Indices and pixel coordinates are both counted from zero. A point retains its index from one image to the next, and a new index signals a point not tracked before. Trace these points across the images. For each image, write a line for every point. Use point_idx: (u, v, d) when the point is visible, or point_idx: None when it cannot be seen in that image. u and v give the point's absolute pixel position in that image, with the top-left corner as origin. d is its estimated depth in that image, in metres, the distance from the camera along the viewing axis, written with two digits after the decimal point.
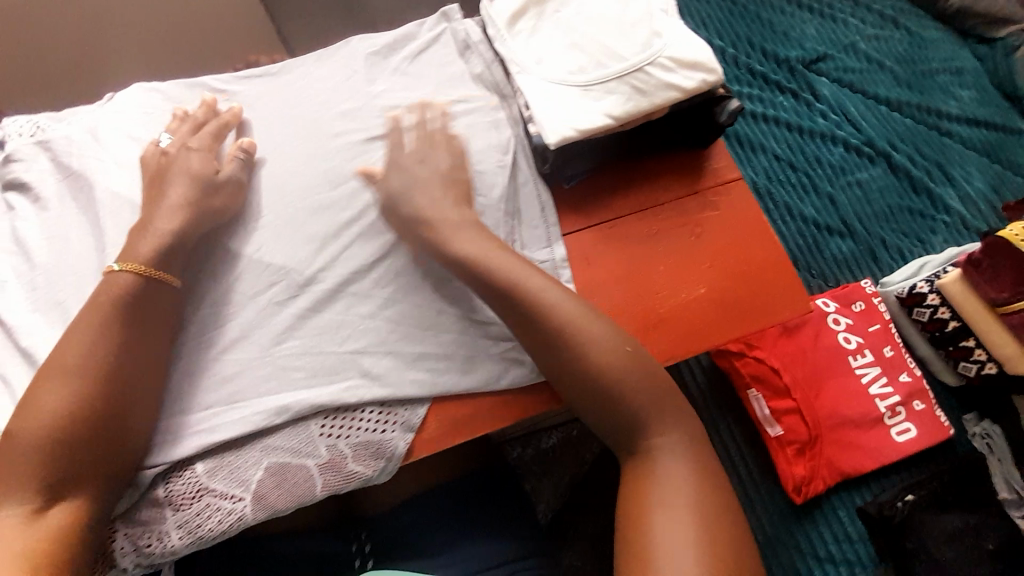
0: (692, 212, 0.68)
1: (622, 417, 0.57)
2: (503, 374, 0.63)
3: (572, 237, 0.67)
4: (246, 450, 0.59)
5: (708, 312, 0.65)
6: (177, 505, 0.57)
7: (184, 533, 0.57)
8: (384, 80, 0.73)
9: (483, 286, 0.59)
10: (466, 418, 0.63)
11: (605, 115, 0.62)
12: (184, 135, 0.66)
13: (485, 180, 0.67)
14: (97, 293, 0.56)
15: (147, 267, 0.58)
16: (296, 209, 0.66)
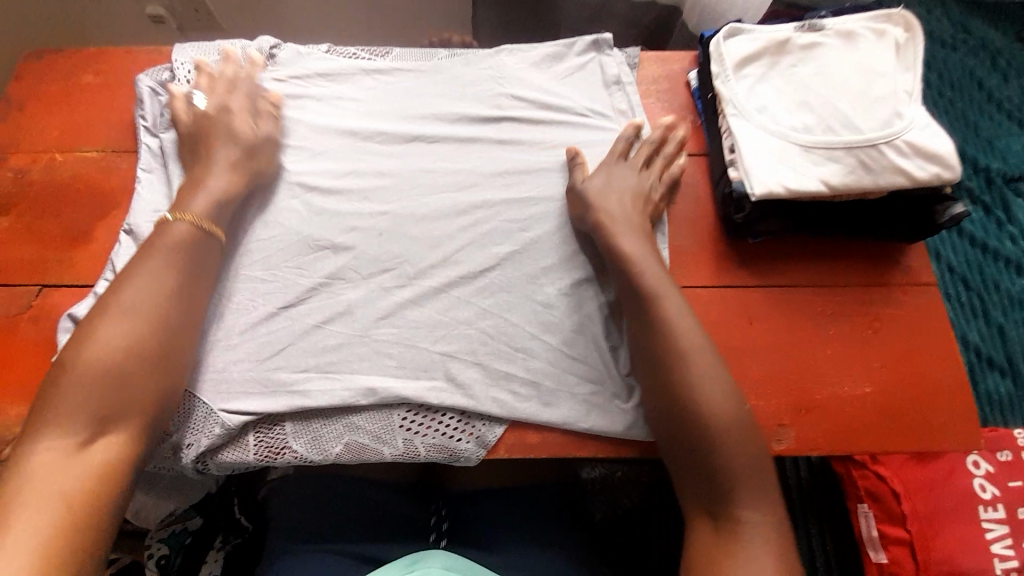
0: (874, 304, 0.65)
1: (720, 476, 0.53)
2: (582, 418, 0.59)
3: (744, 291, 0.65)
4: (332, 419, 0.58)
5: (868, 416, 0.61)
6: (259, 454, 0.57)
7: (261, 456, 0.57)
8: (526, 95, 0.73)
9: (641, 341, 0.58)
10: (546, 455, 0.59)
11: (820, 182, 0.60)
12: (218, 92, 0.68)
13: None
14: (148, 241, 0.58)
15: (198, 219, 0.60)
16: (421, 206, 0.67)
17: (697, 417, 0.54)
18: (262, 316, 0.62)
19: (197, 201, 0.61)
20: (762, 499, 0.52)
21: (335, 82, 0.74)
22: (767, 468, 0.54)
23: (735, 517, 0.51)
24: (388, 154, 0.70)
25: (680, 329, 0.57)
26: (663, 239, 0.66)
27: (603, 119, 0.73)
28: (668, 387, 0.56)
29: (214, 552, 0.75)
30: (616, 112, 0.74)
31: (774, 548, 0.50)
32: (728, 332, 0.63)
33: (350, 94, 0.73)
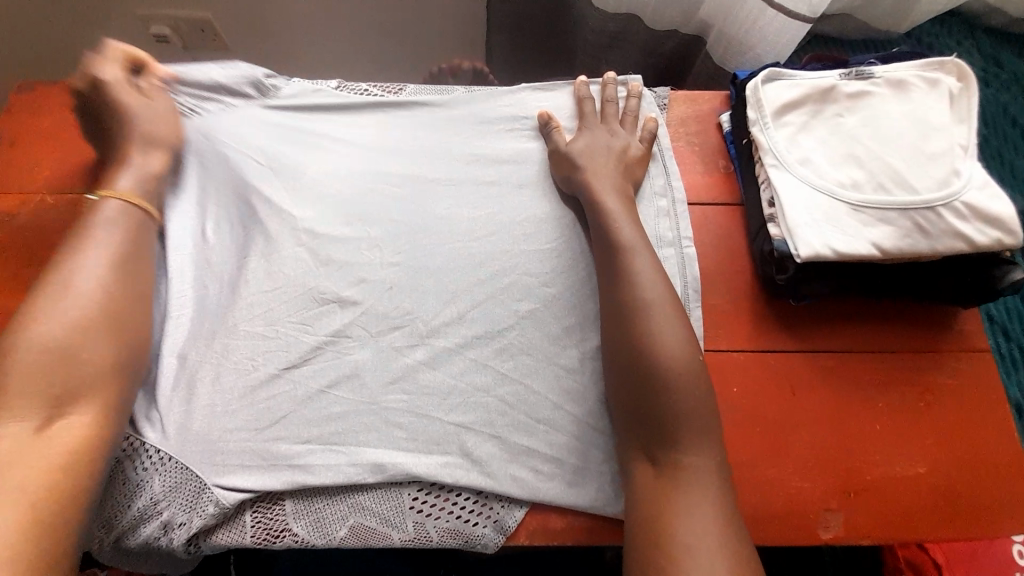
0: (924, 372, 0.60)
1: (664, 424, 0.49)
2: (609, 501, 0.54)
3: (783, 357, 0.60)
4: (336, 499, 0.53)
5: (919, 500, 0.55)
6: (256, 537, 0.52)
7: (258, 538, 0.52)
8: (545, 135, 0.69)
9: (609, 309, 0.56)
10: (569, 542, 0.54)
11: (871, 244, 0.55)
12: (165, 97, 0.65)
13: None
14: (81, 222, 0.56)
15: (128, 194, 0.58)
16: (431, 254, 0.63)
17: (649, 366, 0.51)
18: (263, 378, 0.57)
19: (126, 178, 0.59)
20: (704, 444, 0.49)
21: (341, 118, 0.70)
22: (712, 413, 0.51)
23: (680, 466, 0.48)
24: (398, 198, 0.65)
25: (655, 299, 0.54)
26: (696, 297, 0.62)
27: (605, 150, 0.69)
28: (627, 347, 0.53)
29: None
30: None
31: (720, 495, 0.46)
32: (767, 403, 0.58)
33: (360, 130, 0.69)
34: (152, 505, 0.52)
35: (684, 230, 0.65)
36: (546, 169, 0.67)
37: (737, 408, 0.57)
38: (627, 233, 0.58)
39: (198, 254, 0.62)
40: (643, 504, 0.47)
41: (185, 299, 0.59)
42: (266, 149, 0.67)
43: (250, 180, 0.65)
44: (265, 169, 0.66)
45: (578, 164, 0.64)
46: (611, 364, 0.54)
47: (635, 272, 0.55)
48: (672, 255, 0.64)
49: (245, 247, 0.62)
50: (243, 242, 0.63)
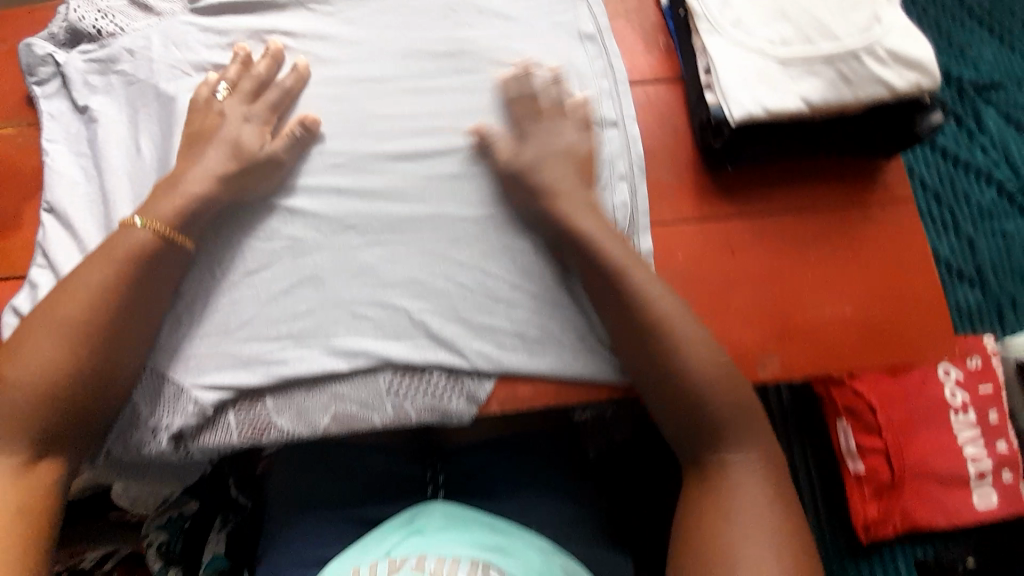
0: (854, 224, 0.64)
1: (704, 427, 0.53)
2: (571, 363, 0.58)
3: (724, 223, 0.63)
4: (314, 391, 0.56)
5: (849, 334, 0.61)
6: (243, 434, 0.55)
7: (245, 435, 0.55)
8: (481, 22, 0.66)
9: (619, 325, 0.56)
10: (537, 406, 0.58)
11: (799, 98, 0.57)
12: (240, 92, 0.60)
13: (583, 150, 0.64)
14: (111, 243, 0.53)
15: (163, 227, 0.54)
16: (375, 151, 0.61)
17: (680, 376, 0.53)
18: (224, 286, 0.57)
19: (168, 205, 0.54)
20: (750, 441, 0.53)
21: (259, 16, 0.65)
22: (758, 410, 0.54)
23: (727, 466, 0.52)
24: (333, 96, 0.62)
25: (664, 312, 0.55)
26: (642, 174, 0.64)
27: (550, 33, 0.67)
28: (649, 358, 0.54)
29: (215, 532, 0.75)
30: (583, 35, 0.68)
31: (767, 501, 0.50)
32: (710, 267, 0.62)
33: (280, 27, 0.64)
34: (136, 414, 0.54)
35: (627, 109, 0.66)
36: (485, 54, 0.65)
37: (684, 272, 0.62)
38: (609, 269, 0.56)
39: (139, 178, 0.60)
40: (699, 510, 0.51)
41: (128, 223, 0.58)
42: (191, 58, 0.63)
43: (171, 90, 0.62)
44: (191, 80, 0.62)
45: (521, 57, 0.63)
46: (641, 376, 0.56)
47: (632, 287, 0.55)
48: (617, 135, 0.65)
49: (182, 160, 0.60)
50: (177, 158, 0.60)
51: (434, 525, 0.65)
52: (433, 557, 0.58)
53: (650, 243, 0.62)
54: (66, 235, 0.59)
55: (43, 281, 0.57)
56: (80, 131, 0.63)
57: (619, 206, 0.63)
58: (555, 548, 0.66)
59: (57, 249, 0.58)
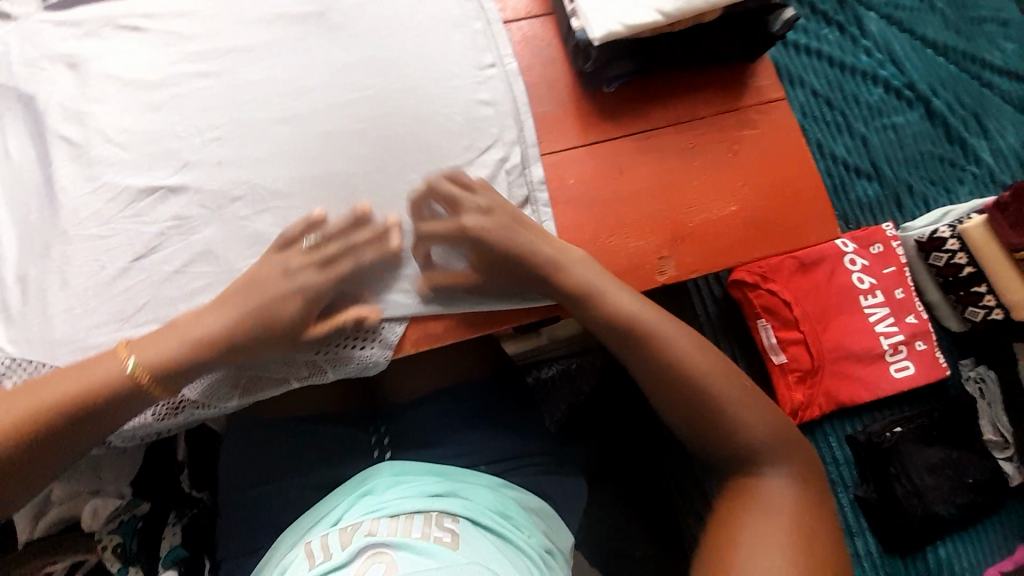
0: (730, 129, 0.67)
1: (735, 449, 0.55)
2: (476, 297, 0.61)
3: (611, 144, 0.65)
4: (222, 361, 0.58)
5: (737, 231, 0.65)
6: (157, 414, 0.58)
7: (161, 415, 0.58)
8: None
9: (643, 370, 0.58)
10: (448, 342, 0.61)
11: (656, 11, 0.59)
12: (115, 85, 0.60)
13: (466, 94, 0.64)
14: (91, 369, 0.51)
15: (145, 375, 0.51)
16: (255, 120, 0.61)
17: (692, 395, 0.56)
18: (114, 274, 0.55)
19: (159, 350, 0.52)
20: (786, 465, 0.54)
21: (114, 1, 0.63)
22: (754, 396, 0.57)
23: (757, 479, 0.54)
24: (202, 73, 0.61)
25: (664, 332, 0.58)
26: (528, 107, 0.66)
27: None
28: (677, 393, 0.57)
29: (170, 527, 0.76)
30: None
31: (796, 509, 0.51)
32: (600, 187, 0.64)
33: (139, 9, 0.62)
34: None
35: (505, 47, 0.67)
36: (354, 12, 0.65)
37: (577, 194, 0.64)
38: (617, 305, 0.58)
39: (14, 183, 0.58)
40: (723, 514, 0.53)
41: (6, 230, 0.56)
42: (47, 53, 0.61)
43: (33, 89, 0.60)
44: (51, 75, 0.60)
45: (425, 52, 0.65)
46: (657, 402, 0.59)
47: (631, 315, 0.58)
48: (497, 74, 0.66)
49: (51, 157, 0.58)
50: (46, 153, 0.58)
51: (383, 485, 0.67)
52: (387, 518, 0.63)
53: (541, 172, 0.64)
54: None
55: None
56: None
57: (509, 141, 0.64)
58: (501, 481, 0.71)
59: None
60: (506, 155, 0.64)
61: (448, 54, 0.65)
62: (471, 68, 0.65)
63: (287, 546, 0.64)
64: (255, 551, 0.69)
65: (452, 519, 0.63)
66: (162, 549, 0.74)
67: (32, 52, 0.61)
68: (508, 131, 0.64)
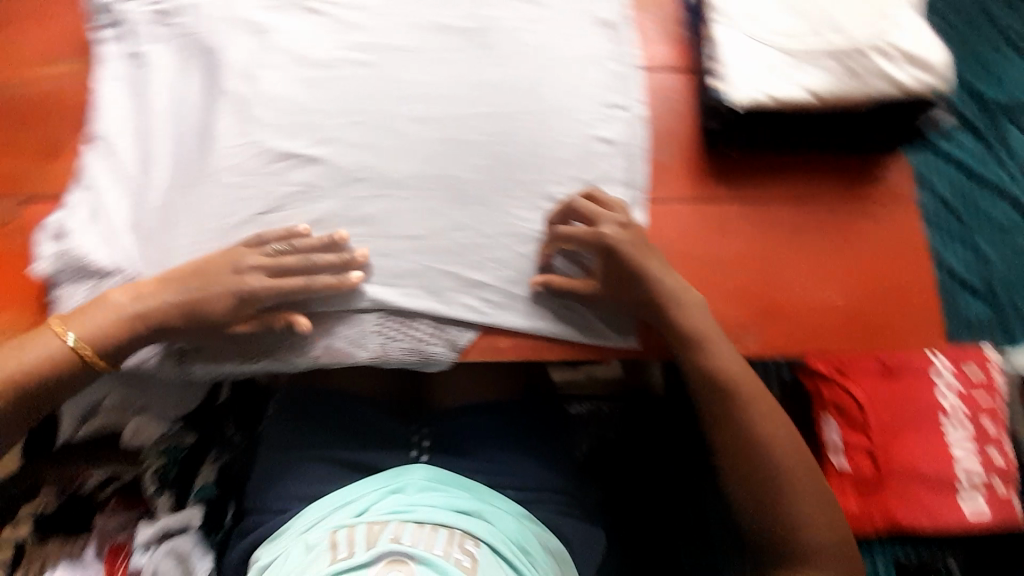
0: (846, 217, 0.65)
1: (791, 546, 0.55)
2: (554, 323, 0.62)
3: (720, 207, 0.65)
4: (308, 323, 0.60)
5: (829, 321, 0.62)
6: (241, 356, 0.60)
7: (244, 358, 0.60)
8: (506, 5, 0.70)
9: (729, 433, 0.58)
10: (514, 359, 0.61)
11: (803, 89, 0.60)
12: (283, 56, 0.66)
13: (588, 128, 0.66)
14: (36, 341, 0.55)
15: (85, 350, 0.55)
16: (392, 112, 0.65)
17: (762, 473, 0.56)
18: (241, 221, 0.61)
19: (99, 328, 0.55)
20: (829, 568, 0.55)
21: None
22: (827, 498, 0.57)
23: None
24: (360, 61, 0.66)
25: (753, 401, 0.58)
26: (647, 152, 0.66)
27: (572, 18, 0.70)
28: (756, 469, 0.57)
29: (208, 464, 0.79)
30: (602, 20, 0.71)
31: None
32: (700, 242, 0.63)
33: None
34: None
35: (637, 93, 0.68)
36: (505, 33, 0.69)
37: (675, 245, 0.63)
38: (730, 367, 0.58)
39: (177, 120, 0.65)
40: None
41: (162, 161, 0.63)
42: (235, 14, 0.68)
43: (214, 42, 0.67)
44: (232, 34, 0.67)
45: (562, 80, 0.67)
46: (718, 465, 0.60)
47: (727, 371, 0.58)
48: (624, 116, 0.67)
49: (213, 106, 0.64)
50: (211, 104, 0.65)
51: (415, 486, 0.69)
52: (412, 524, 0.65)
53: (642, 218, 0.64)
54: (107, 166, 0.64)
55: (84, 200, 0.63)
56: (129, 72, 0.68)
57: (618, 181, 0.65)
58: (527, 512, 0.71)
59: (97, 176, 0.64)
60: (612, 194, 0.64)
61: (583, 86, 0.67)
62: (599, 104, 0.67)
63: (314, 517, 0.67)
64: (279, 514, 0.70)
65: (474, 543, 0.64)
66: (195, 483, 0.78)
67: (223, 12, 0.68)
68: (620, 172, 0.65)
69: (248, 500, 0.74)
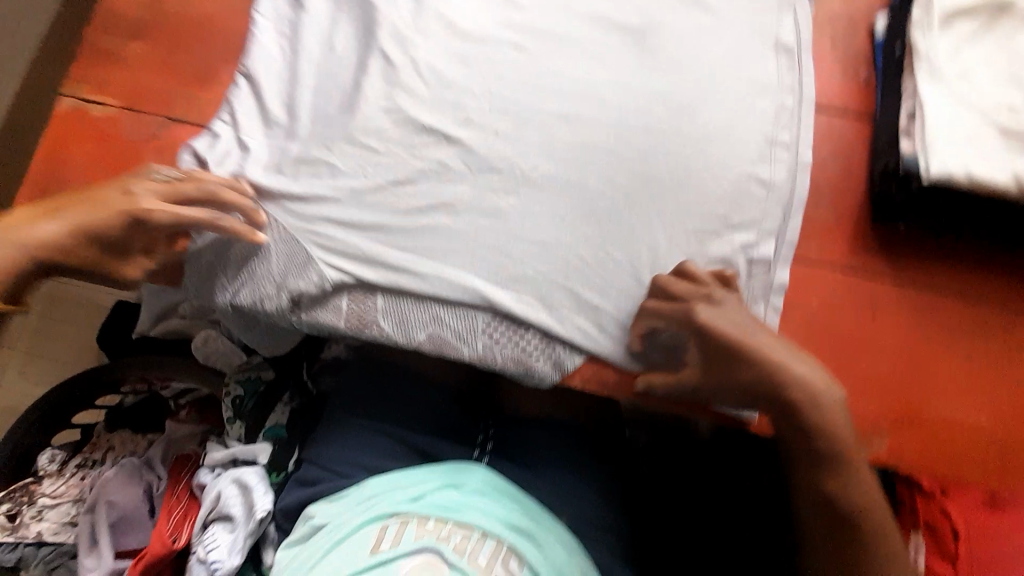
0: (1017, 329, 0.58)
1: None
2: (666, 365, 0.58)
3: (878, 283, 0.59)
4: (418, 306, 0.58)
5: (976, 439, 0.56)
6: (348, 321, 0.59)
7: (349, 323, 0.59)
8: (680, 12, 0.65)
9: (826, 514, 0.54)
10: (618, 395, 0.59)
11: (1013, 175, 0.53)
12: (439, 26, 0.64)
13: (745, 165, 0.60)
14: None
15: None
16: (540, 105, 0.62)
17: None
18: (370, 188, 0.60)
19: None
20: None
21: None
22: None
23: None
24: (516, 45, 0.63)
25: (866, 499, 0.53)
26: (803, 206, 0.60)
27: (749, 38, 0.64)
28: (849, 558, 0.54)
29: (281, 405, 0.81)
30: (780, 48, 0.65)
31: None
32: (846, 322, 0.58)
33: None
34: (267, 276, 0.59)
35: (805, 136, 0.62)
36: (673, 42, 0.63)
37: (816, 319, 0.58)
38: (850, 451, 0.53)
39: (323, 70, 0.65)
40: None
41: (305, 109, 0.63)
42: None
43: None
44: None
45: (727, 107, 0.61)
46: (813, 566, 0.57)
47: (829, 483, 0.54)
48: (786, 158, 0.61)
49: (364, 65, 0.63)
50: (363, 61, 0.63)
51: (471, 487, 0.67)
52: (461, 526, 0.63)
53: (785, 277, 0.59)
54: (254, 105, 0.65)
55: (224, 133, 0.64)
56: (285, 14, 0.69)
57: (766, 230, 0.59)
58: (579, 546, 0.67)
59: (242, 112, 0.65)
60: (756, 243, 0.59)
61: (748, 117, 0.62)
62: (762, 141, 0.61)
63: (370, 491, 0.67)
64: (342, 477, 0.70)
65: (517, 564, 0.62)
66: (267, 421, 0.79)
67: None
68: (771, 220, 0.60)
69: (309, 450, 0.74)
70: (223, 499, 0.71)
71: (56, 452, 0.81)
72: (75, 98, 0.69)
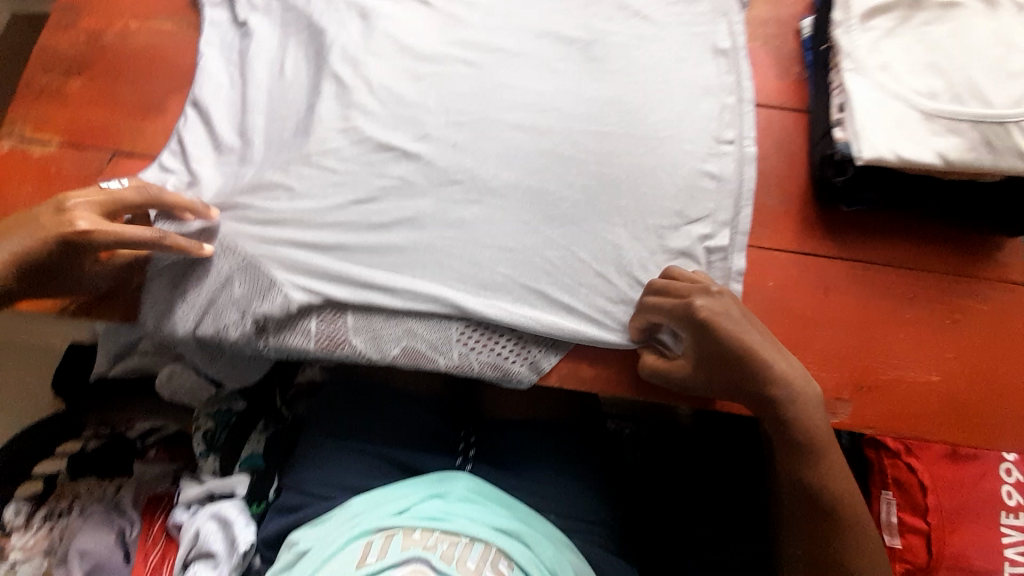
0: (957, 296, 0.62)
1: None
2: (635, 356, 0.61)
3: (827, 262, 0.63)
4: (390, 320, 0.59)
5: (930, 401, 0.59)
6: (319, 343, 0.58)
7: (320, 342, 0.58)
8: (621, 22, 0.68)
9: (796, 494, 0.56)
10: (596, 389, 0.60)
11: (936, 153, 0.58)
12: (388, 45, 0.65)
13: (695, 161, 0.63)
14: None
15: None
16: (495, 117, 0.63)
17: (833, 567, 0.54)
18: (332, 206, 0.60)
19: None
20: None
21: None
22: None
23: None
24: (467, 61, 0.65)
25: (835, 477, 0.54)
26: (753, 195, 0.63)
27: (688, 43, 0.68)
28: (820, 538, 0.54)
29: (257, 433, 0.79)
30: (717, 49, 0.68)
31: None
32: (801, 299, 0.61)
33: None
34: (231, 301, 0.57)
35: (749, 130, 0.65)
36: (616, 50, 0.66)
37: (775, 300, 0.61)
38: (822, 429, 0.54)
39: (275, 95, 0.65)
40: None
41: (261, 135, 0.63)
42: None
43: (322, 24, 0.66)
44: (343, 17, 0.66)
45: (673, 108, 0.64)
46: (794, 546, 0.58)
47: (810, 460, 0.54)
48: (732, 152, 0.64)
49: (316, 87, 0.64)
50: (315, 84, 0.64)
51: (456, 495, 0.67)
52: (450, 535, 0.63)
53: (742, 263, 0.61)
54: (207, 134, 0.64)
55: (176, 167, 0.63)
56: (233, 42, 0.69)
57: (720, 221, 0.62)
58: (568, 542, 0.68)
59: (195, 141, 0.64)
60: (713, 234, 0.62)
61: (693, 116, 0.65)
62: (709, 138, 0.64)
63: (355, 511, 0.66)
64: (325, 501, 0.69)
65: (507, 565, 0.62)
66: (242, 450, 0.77)
67: None
68: (724, 211, 0.62)
69: (289, 477, 0.72)
70: (201, 537, 0.68)
71: (20, 505, 0.75)
72: (14, 137, 0.66)
